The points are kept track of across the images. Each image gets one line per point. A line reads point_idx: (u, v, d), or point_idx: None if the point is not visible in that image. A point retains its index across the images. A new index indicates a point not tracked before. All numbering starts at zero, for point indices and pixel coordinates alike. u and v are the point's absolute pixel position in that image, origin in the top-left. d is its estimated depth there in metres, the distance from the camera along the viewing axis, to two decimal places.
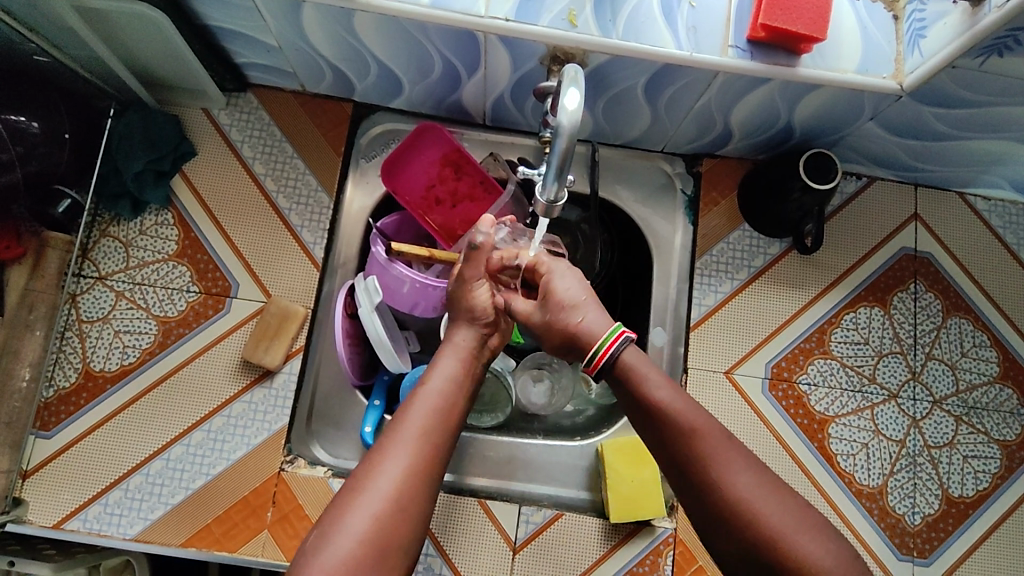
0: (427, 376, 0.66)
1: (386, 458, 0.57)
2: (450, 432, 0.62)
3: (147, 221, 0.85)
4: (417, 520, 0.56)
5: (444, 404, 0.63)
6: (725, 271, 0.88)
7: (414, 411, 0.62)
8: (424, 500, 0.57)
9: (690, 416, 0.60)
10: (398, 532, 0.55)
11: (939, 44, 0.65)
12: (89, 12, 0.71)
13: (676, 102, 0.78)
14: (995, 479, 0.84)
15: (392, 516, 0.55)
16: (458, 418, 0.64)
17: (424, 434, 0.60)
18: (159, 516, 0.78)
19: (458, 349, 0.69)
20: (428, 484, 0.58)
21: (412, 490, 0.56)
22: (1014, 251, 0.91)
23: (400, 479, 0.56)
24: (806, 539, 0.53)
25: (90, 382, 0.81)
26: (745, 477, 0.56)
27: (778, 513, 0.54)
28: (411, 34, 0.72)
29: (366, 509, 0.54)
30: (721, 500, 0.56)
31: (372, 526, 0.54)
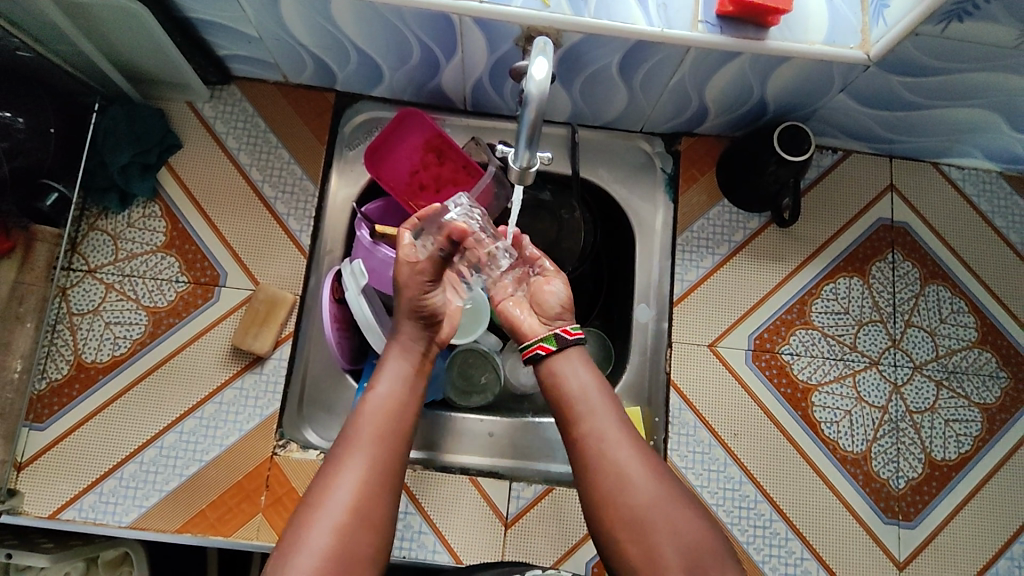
0: (374, 382, 0.69)
1: (339, 473, 0.60)
2: (402, 436, 0.65)
3: (135, 213, 0.86)
4: (380, 527, 0.59)
5: (391, 410, 0.66)
6: (706, 246, 0.89)
7: (364, 421, 0.64)
8: (382, 505, 0.60)
9: (599, 404, 0.69)
10: (358, 544, 0.57)
11: (902, 12, 0.67)
12: (70, 7, 0.72)
13: (650, 80, 0.79)
14: (977, 441, 0.86)
15: (352, 529, 0.57)
16: (408, 420, 0.67)
17: (375, 442, 0.63)
18: (154, 503, 0.79)
19: (408, 351, 0.72)
20: (386, 490, 0.61)
21: (370, 499, 0.59)
22: (990, 218, 0.92)
23: (357, 489, 0.59)
24: (678, 517, 0.61)
25: (82, 373, 0.82)
26: (633, 456, 0.64)
27: (658, 493, 0.62)
28: (387, 19, 0.73)
29: (326, 525, 0.57)
30: (609, 476, 0.64)
31: (334, 541, 0.56)
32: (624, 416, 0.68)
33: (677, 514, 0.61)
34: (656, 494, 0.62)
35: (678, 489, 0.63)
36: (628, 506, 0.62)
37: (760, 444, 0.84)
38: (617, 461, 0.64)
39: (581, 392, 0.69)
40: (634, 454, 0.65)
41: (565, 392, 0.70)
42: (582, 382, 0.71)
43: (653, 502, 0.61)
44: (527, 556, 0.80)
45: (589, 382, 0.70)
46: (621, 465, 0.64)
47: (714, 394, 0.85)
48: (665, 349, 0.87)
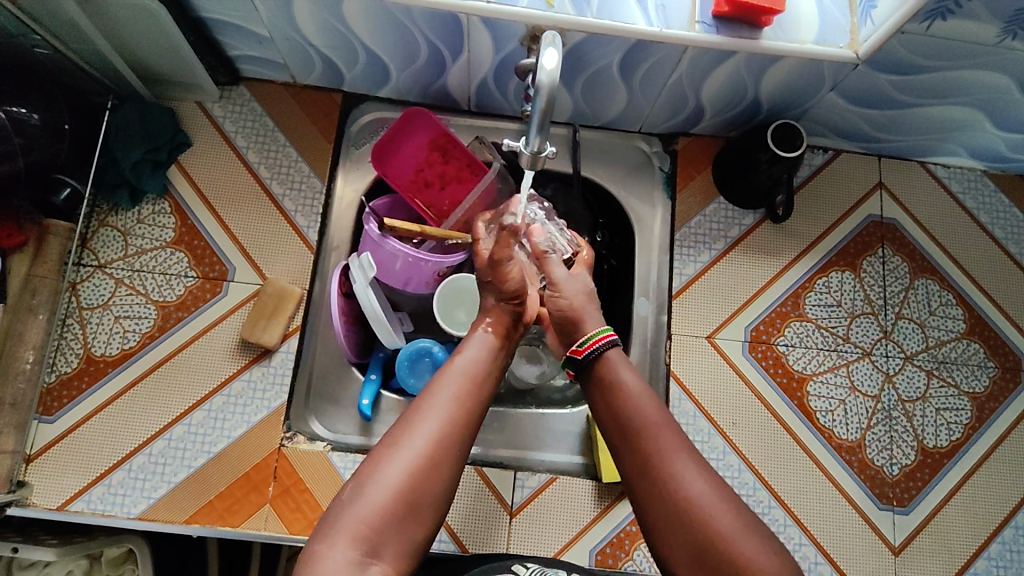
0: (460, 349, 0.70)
1: (421, 417, 0.61)
2: (482, 398, 0.66)
3: (145, 210, 0.88)
4: (451, 475, 0.60)
5: (477, 372, 0.67)
6: (703, 241, 0.92)
7: (449, 377, 0.66)
8: (455, 456, 0.61)
9: (661, 426, 0.65)
10: (430, 487, 0.58)
11: (888, 12, 0.70)
12: (88, 5, 0.74)
13: (649, 79, 0.82)
14: (968, 428, 0.88)
15: (426, 469, 0.59)
16: (491, 385, 0.69)
17: (459, 395, 0.64)
18: (162, 494, 0.80)
19: (487, 328, 0.74)
20: (461, 442, 0.62)
21: (445, 445, 0.60)
22: (976, 215, 0.96)
23: (435, 435, 0.60)
24: (748, 546, 0.57)
25: (92, 366, 0.83)
26: (704, 485, 0.61)
27: (731, 524, 0.58)
28: (397, 19, 0.76)
29: (403, 460, 0.58)
30: (678, 508, 0.60)
31: (408, 477, 0.58)
32: (686, 443, 0.64)
33: (745, 543, 0.57)
34: (729, 523, 0.58)
35: (751, 521, 0.59)
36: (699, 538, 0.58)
37: (758, 433, 0.86)
38: (686, 492, 0.60)
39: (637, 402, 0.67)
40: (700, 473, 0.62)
41: (623, 412, 0.67)
42: (642, 403, 0.67)
43: (724, 534, 0.58)
44: (532, 545, 0.81)
45: (642, 402, 0.67)
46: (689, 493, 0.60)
47: (713, 385, 0.87)
48: (665, 341, 0.90)
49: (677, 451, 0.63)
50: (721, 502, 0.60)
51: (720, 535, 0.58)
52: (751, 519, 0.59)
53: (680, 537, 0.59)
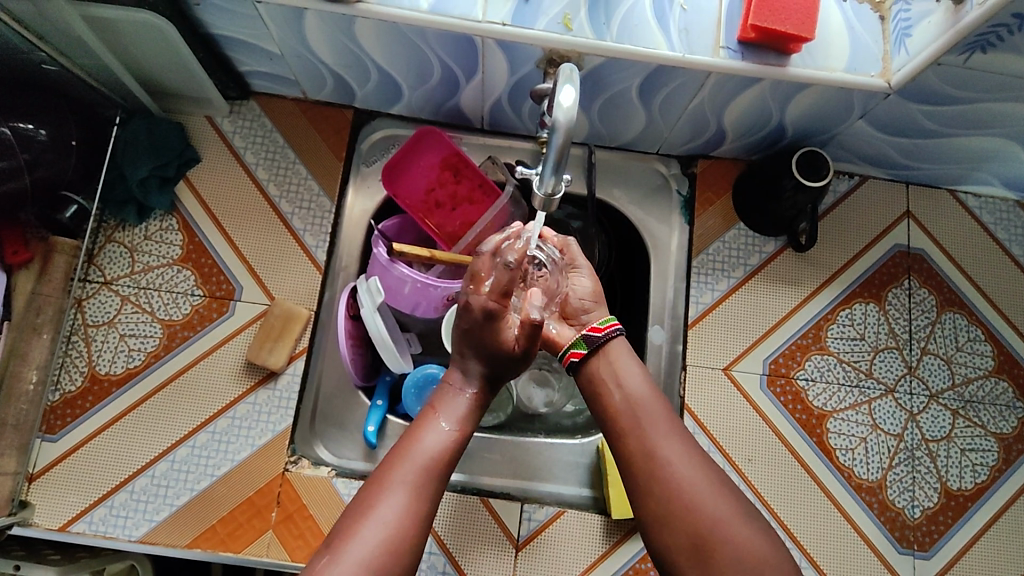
0: (435, 409, 0.65)
1: (385, 493, 0.58)
2: (449, 466, 0.62)
3: (152, 226, 0.87)
4: (414, 551, 0.56)
5: (448, 437, 0.63)
6: (721, 269, 0.89)
7: (418, 445, 0.61)
8: (420, 533, 0.57)
9: (648, 418, 0.66)
10: (397, 563, 0.55)
11: (924, 42, 0.67)
12: (97, 22, 0.73)
13: (670, 103, 0.79)
14: (993, 471, 0.85)
15: (388, 550, 0.55)
16: (460, 449, 0.64)
17: (427, 464, 0.60)
18: (164, 517, 0.79)
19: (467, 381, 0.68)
20: (426, 518, 0.58)
21: (408, 523, 0.57)
22: (1007, 247, 0.92)
23: (398, 513, 0.57)
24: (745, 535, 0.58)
25: (96, 385, 0.82)
26: (695, 475, 0.62)
27: (722, 510, 0.60)
28: (410, 40, 0.74)
29: (364, 541, 0.55)
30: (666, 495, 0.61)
31: (368, 560, 0.54)
32: (675, 432, 0.65)
33: (739, 531, 0.58)
34: (719, 511, 0.60)
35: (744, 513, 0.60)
36: (688, 525, 0.59)
37: (774, 470, 0.83)
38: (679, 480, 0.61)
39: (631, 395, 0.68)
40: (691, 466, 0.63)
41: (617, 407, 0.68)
42: (633, 395, 0.68)
43: (714, 518, 0.59)
44: None
45: (632, 393, 0.68)
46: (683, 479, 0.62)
47: (727, 419, 0.85)
48: (679, 372, 0.87)
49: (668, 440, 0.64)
50: (710, 489, 0.61)
51: (713, 521, 0.59)
52: (744, 510, 0.60)
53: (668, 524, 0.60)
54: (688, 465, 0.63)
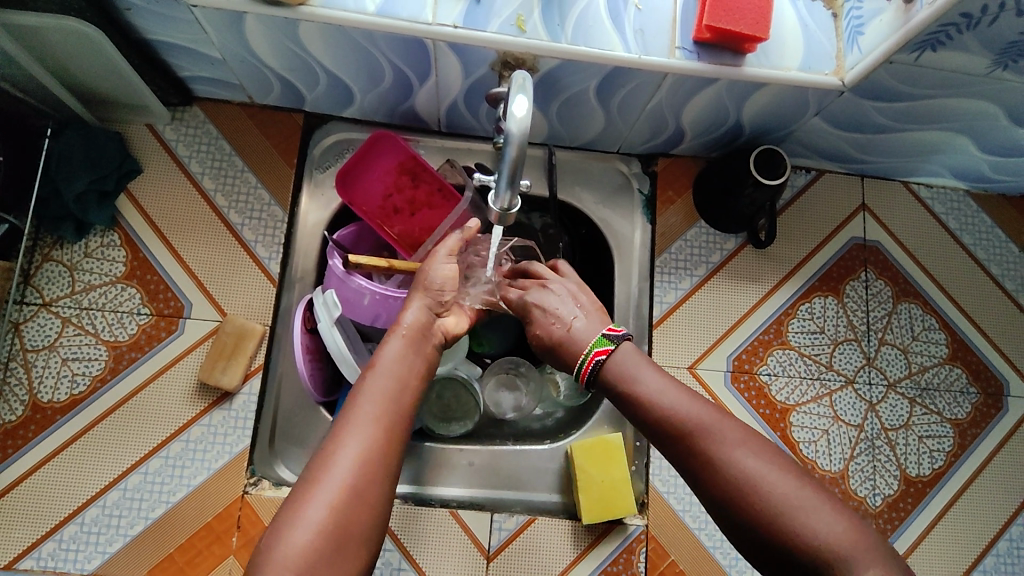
0: (376, 357, 0.66)
1: (338, 450, 0.57)
2: (402, 414, 0.62)
3: (92, 243, 0.82)
4: (377, 506, 0.56)
5: (397, 386, 0.63)
6: (684, 268, 0.89)
7: (366, 397, 0.61)
8: (381, 482, 0.57)
9: (686, 413, 0.61)
10: (358, 522, 0.54)
11: (876, 40, 0.67)
12: (19, 30, 0.68)
13: (628, 103, 0.78)
14: (949, 456, 0.87)
15: (348, 504, 0.54)
16: (408, 394, 0.64)
17: (379, 418, 0.60)
18: (117, 548, 0.76)
19: (404, 331, 0.69)
20: (387, 470, 0.58)
21: (367, 475, 0.56)
22: (958, 236, 0.94)
23: (355, 466, 0.56)
24: (819, 519, 0.51)
25: (38, 414, 0.78)
26: (753, 459, 0.56)
27: (790, 488, 0.53)
28: (359, 43, 0.71)
29: (325, 498, 0.54)
30: (729, 491, 0.55)
31: (330, 516, 0.53)
32: (723, 419, 0.59)
33: (810, 513, 0.52)
34: (792, 495, 0.53)
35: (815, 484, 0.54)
36: (760, 514, 0.53)
37: None
38: (742, 474, 0.55)
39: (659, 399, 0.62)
40: (747, 451, 0.56)
41: (657, 414, 0.62)
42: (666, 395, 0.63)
43: (782, 501, 0.53)
44: None
45: (657, 388, 0.63)
46: (747, 474, 0.55)
47: None
48: None
49: (715, 422, 0.59)
50: (776, 470, 0.55)
51: (780, 506, 0.53)
52: (814, 485, 0.54)
53: (744, 517, 0.54)
54: (741, 446, 0.57)
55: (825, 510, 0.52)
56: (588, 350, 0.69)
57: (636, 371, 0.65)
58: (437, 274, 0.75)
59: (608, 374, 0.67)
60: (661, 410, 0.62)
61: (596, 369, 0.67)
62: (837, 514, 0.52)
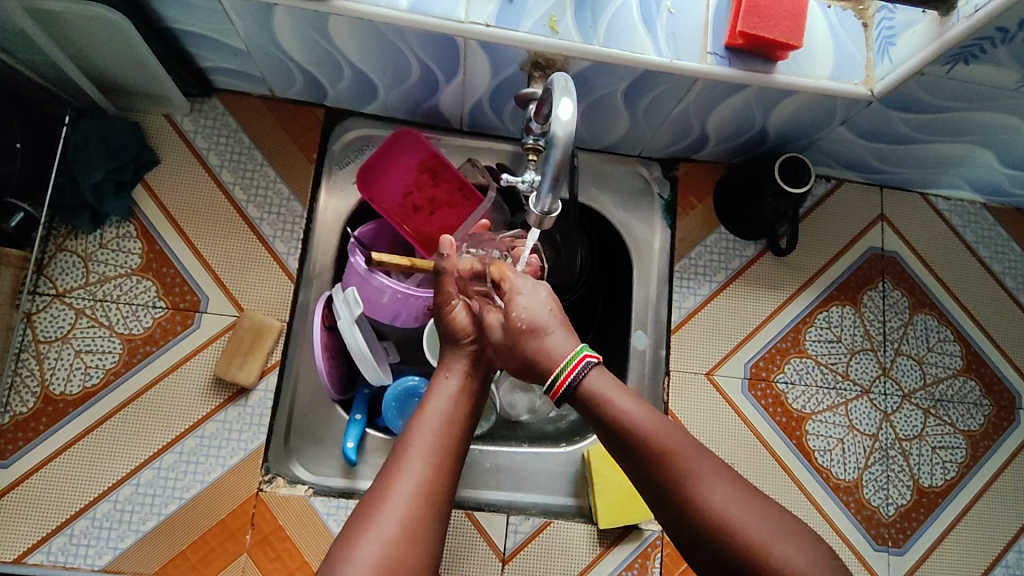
0: (425, 400, 0.66)
1: (389, 491, 0.56)
2: (454, 456, 0.61)
3: (107, 233, 0.81)
4: (429, 544, 0.55)
5: (446, 427, 0.63)
6: (703, 273, 0.89)
7: (421, 433, 0.61)
8: (434, 523, 0.56)
9: (660, 437, 0.58)
10: (409, 561, 0.53)
11: (909, 52, 0.67)
12: (42, 15, 0.67)
13: (654, 107, 0.78)
14: (962, 468, 0.88)
15: (399, 546, 0.53)
16: (459, 436, 0.63)
17: (430, 457, 0.59)
18: (129, 544, 0.75)
19: (448, 374, 0.69)
20: (439, 510, 0.57)
21: (419, 516, 0.55)
22: (974, 249, 0.94)
23: (407, 506, 0.55)
24: (791, 551, 0.52)
25: (50, 406, 0.77)
26: (725, 493, 0.55)
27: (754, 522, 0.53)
28: (388, 39, 0.70)
29: (379, 537, 0.53)
30: (698, 519, 0.55)
31: (381, 555, 0.52)
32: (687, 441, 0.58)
33: (780, 545, 0.52)
34: (763, 528, 0.53)
35: (780, 519, 0.54)
36: (734, 547, 0.53)
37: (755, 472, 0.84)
38: (715, 508, 0.54)
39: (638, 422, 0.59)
40: (722, 483, 0.56)
41: (635, 440, 0.59)
42: (640, 419, 0.60)
43: (757, 535, 0.53)
44: None
45: (637, 409, 0.61)
46: (718, 509, 0.54)
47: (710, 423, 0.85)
48: (663, 378, 0.86)
49: (677, 448, 0.58)
50: (743, 501, 0.55)
51: (755, 544, 0.52)
52: (782, 516, 0.54)
53: (717, 545, 0.54)
54: (714, 480, 0.56)
55: (790, 543, 0.53)
56: (565, 362, 0.64)
57: (607, 392, 0.62)
58: (455, 320, 0.72)
59: (579, 392, 0.63)
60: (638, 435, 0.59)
61: (570, 388, 0.63)
62: (802, 546, 0.53)
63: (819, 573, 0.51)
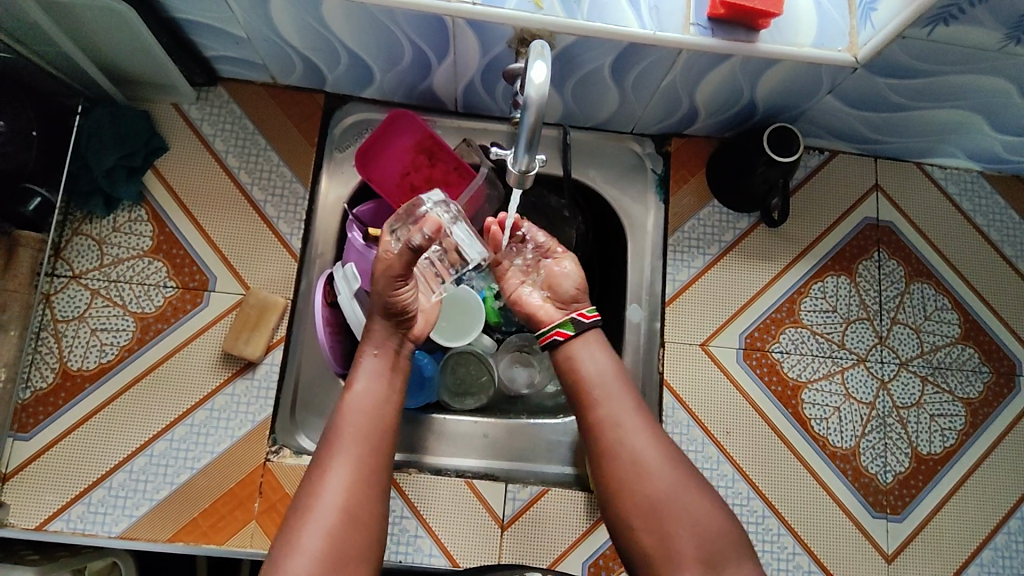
0: (352, 379, 0.71)
1: (324, 478, 0.63)
2: (383, 429, 0.68)
3: (120, 217, 0.85)
4: (367, 524, 0.62)
5: (373, 406, 0.68)
6: (697, 247, 0.90)
7: (348, 419, 0.67)
8: (371, 503, 0.63)
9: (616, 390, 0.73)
10: (349, 544, 0.60)
11: (889, 16, 0.68)
12: (54, 7, 0.71)
13: (642, 81, 0.79)
14: (961, 435, 0.88)
15: (342, 527, 0.60)
16: (384, 408, 0.69)
17: (359, 444, 0.65)
18: (144, 512, 0.78)
19: (376, 352, 0.73)
20: (372, 491, 0.64)
21: (353, 502, 0.62)
22: (972, 217, 0.94)
23: (343, 491, 0.62)
24: (696, 505, 0.66)
25: (68, 381, 0.81)
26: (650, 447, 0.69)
27: (672, 484, 0.67)
28: (380, 21, 0.72)
29: (316, 527, 0.60)
30: (635, 464, 0.68)
31: (324, 543, 0.59)
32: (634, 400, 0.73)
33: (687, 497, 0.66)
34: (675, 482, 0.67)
35: (689, 473, 0.69)
36: (648, 492, 0.66)
37: (751, 441, 0.85)
38: (643, 458, 0.68)
39: (600, 376, 0.74)
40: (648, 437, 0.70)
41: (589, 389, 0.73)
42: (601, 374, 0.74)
43: (670, 486, 0.67)
44: (527, 557, 0.80)
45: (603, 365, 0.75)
46: (644, 457, 0.68)
47: (706, 392, 0.86)
48: (658, 349, 0.88)
49: (628, 407, 0.72)
50: (665, 456, 0.69)
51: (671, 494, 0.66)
52: (692, 477, 0.69)
53: (637, 489, 0.67)
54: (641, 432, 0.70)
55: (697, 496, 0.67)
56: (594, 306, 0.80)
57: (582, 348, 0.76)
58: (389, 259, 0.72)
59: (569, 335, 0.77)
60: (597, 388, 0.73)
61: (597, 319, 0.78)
62: (709, 503, 0.67)
63: (713, 522, 0.65)
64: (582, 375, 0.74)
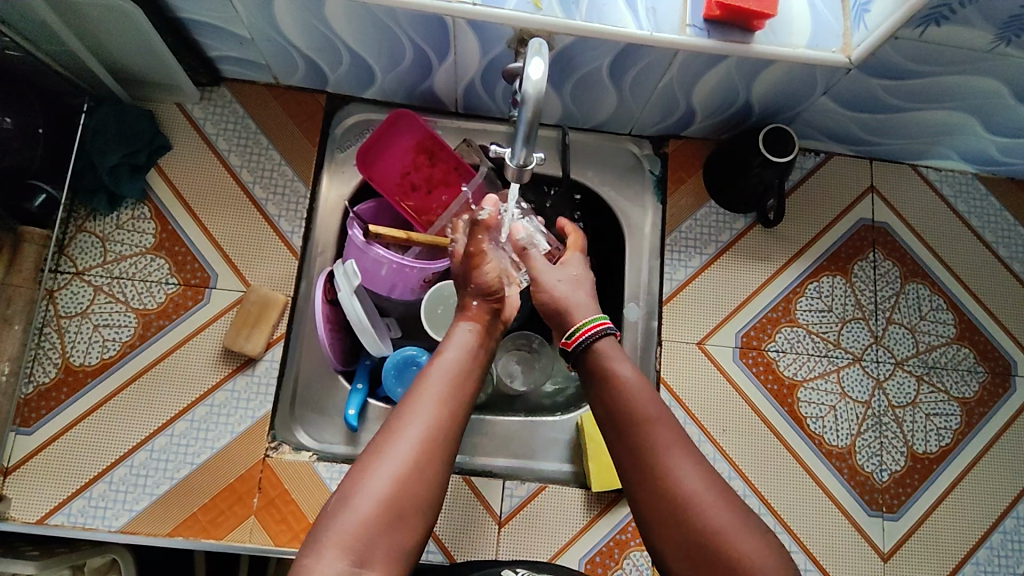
0: (442, 349, 0.68)
1: (404, 425, 0.60)
2: (466, 400, 0.65)
3: (124, 215, 0.86)
4: (435, 483, 0.59)
5: (460, 373, 0.66)
6: (694, 247, 0.91)
7: (433, 378, 0.64)
8: (441, 464, 0.59)
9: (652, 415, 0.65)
10: (413, 495, 0.57)
11: (881, 17, 0.69)
12: (61, 6, 0.72)
13: (640, 82, 0.81)
14: (957, 434, 0.88)
15: (412, 476, 0.57)
16: (473, 384, 0.66)
17: (441, 402, 0.62)
18: (144, 506, 0.78)
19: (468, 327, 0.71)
20: (445, 452, 0.60)
21: (428, 455, 0.59)
22: (966, 219, 0.95)
23: (419, 443, 0.59)
24: (746, 544, 0.56)
25: (71, 376, 0.81)
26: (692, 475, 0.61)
27: (723, 517, 0.58)
28: (381, 21, 0.74)
29: (387, 472, 0.57)
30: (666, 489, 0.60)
31: (391, 489, 0.56)
32: (670, 425, 0.65)
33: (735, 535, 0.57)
34: (719, 517, 0.58)
35: (734, 506, 0.59)
36: (689, 527, 0.58)
37: (747, 439, 0.86)
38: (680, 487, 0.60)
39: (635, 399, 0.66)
40: (691, 465, 0.61)
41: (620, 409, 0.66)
42: (634, 391, 0.67)
43: (711, 522, 0.58)
44: (523, 554, 0.80)
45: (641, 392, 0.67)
46: (682, 485, 0.60)
47: (702, 391, 0.87)
48: (655, 347, 0.89)
49: (666, 435, 0.63)
50: (709, 487, 0.60)
51: (713, 530, 0.57)
52: (743, 514, 0.59)
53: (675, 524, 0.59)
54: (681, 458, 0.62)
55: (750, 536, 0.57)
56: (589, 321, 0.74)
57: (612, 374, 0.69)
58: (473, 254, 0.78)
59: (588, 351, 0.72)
60: (628, 409, 0.66)
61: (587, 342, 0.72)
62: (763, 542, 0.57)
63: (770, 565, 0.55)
64: (613, 400, 0.67)
